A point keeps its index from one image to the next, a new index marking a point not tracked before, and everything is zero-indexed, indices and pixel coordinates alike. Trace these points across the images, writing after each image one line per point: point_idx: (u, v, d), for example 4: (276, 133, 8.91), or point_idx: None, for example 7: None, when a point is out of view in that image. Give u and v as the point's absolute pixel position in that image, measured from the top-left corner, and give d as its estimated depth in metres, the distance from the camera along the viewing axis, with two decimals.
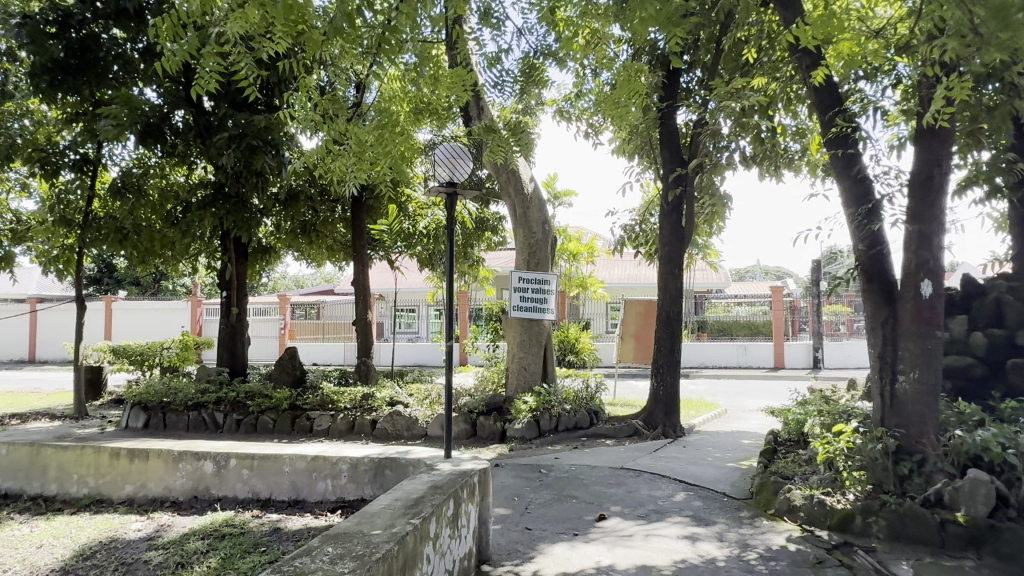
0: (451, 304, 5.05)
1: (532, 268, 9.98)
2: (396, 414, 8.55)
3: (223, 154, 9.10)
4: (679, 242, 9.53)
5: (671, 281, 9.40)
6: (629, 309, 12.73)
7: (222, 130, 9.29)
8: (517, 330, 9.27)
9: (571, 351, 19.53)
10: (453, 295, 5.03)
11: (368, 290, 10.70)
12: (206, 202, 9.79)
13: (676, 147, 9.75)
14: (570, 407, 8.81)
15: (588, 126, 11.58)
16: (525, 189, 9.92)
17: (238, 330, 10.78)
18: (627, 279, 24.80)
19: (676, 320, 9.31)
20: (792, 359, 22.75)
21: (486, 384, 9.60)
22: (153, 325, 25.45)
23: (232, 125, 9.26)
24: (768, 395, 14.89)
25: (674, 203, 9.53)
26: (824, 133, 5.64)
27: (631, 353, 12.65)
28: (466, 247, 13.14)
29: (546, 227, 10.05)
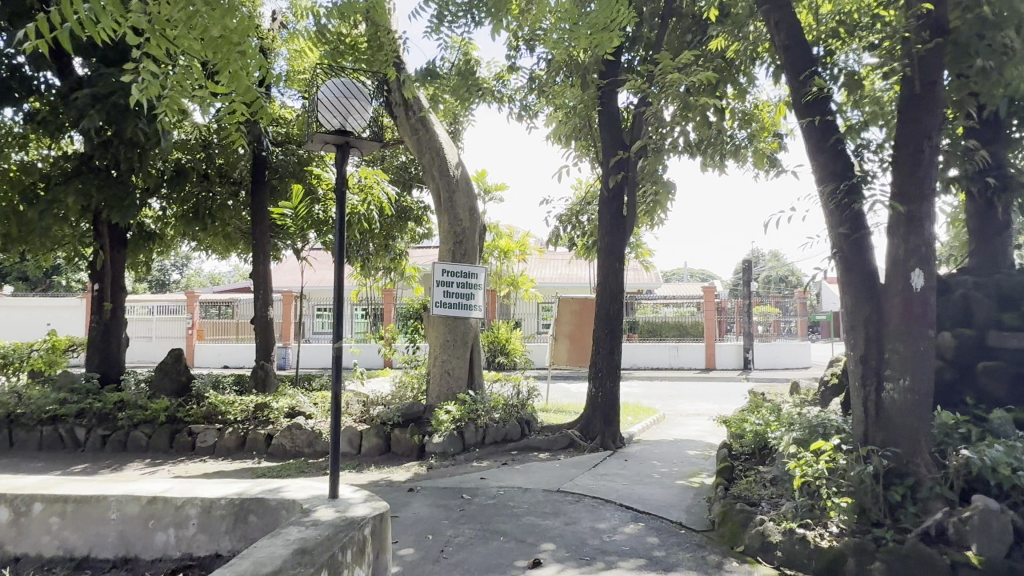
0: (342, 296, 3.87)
1: (456, 259, 8.85)
2: (295, 427, 7.28)
3: (84, 115, 7.65)
4: (619, 234, 8.66)
5: (610, 276, 8.51)
6: (563, 307, 11.88)
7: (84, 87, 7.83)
8: (439, 329, 8.17)
9: (501, 353, 18.70)
10: (344, 296, 3.86)
11: (269, 284, 9.37)
12: (70, 176, 8.27)
13: (617, 130, 8.92)
14: (498, 417, 7.74)
15: (522, 108, 10.60)
16: (450, 171, 8.83)
17: (113, 329, 9.25)
18: (559, 278, 24.04)
19: (616, 319, 8.43)
20: (722, 360, 22.58)
21: (405, 391, 8.46)
22: (41, 323, 22.88)
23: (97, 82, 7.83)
24: (703, 398, 14.38)
25: (615, 190, 8.66)
26: (794, 98, 4.86)
27: (565, 354, 11.80)
28: (387, 239, 11.96)
29: (474, 214, 8.98)
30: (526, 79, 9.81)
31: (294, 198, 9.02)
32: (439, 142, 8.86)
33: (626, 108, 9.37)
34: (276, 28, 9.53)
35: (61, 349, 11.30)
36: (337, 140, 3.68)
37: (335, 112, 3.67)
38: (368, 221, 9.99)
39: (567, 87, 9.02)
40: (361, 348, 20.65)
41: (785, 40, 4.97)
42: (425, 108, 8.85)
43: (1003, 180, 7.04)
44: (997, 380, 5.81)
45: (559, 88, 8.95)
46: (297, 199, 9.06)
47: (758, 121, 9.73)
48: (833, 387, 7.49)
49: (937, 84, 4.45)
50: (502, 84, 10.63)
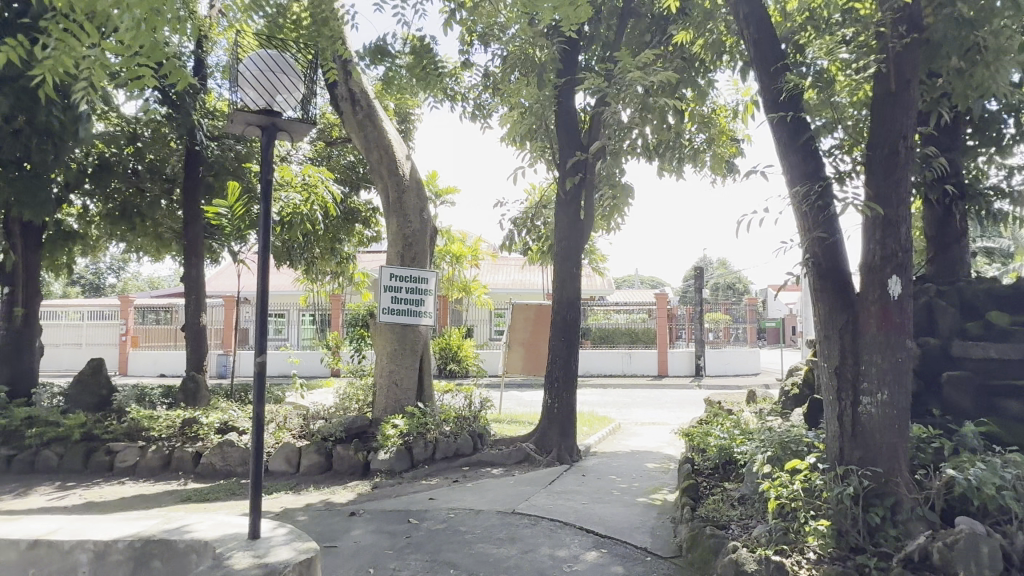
0: (266, 303, 3.40)
1: (406, 262, 8.34)
2: (226, 445, 6.65)
3: None
4: (576, 239, 8.32)
5: (567, 282, 8.16)
6: (516, 314, 11.51)
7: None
8: (387, 336, 7.67)
9: (453, 360, 18.36)
10: (269, 303, 3.40)
11: (202, 288, 8.71)
12: None
13: (574, 131, 8.62)
14: (449, 431, 7.27)
15: (475, 107, 10.21)
16: (400, 169, 8.36)
17: (25, 338, 8.43)
18: (512, 284, 23.70)
19: (573, 327, 8.08)
20: (674, 367, 22.60)
21: (349, 404, 7.91)
22: None
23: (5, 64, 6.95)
24: (658, 406, 14.22)
25: (572, 192, 8.32)
26: (764, 94, 4.62)
27: (519, 363, 11.42)
28: (333, 242, 11.38)
29: (425, 216, 8.51)
30: (481, 77, 9.43)
31: (229, 196, 8.29)
32: (389, 139, 8.38)
33: (583, 109, 9.08)
34: (214, 14, 8.91)
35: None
36: (262, 121, 3.31)
37: (256, 88, 3.28)
38: (312, 222, 9.38)
39: (524, 84, 8.66)
40: (299, 356, 20.60)
41: (755, 34, 4.73)
42: (374, 103, 8.35)
43: (960, 187, 6.99)
44: (962, 391, 5.66)
45: (514, 86, 8.59)
46: (234, 198, 8.30)
47: (717, 126, 9.58)
48: (794, 398, 7.31)
49: (913, 82, 4.25)
50: (456, 82, 10.23)
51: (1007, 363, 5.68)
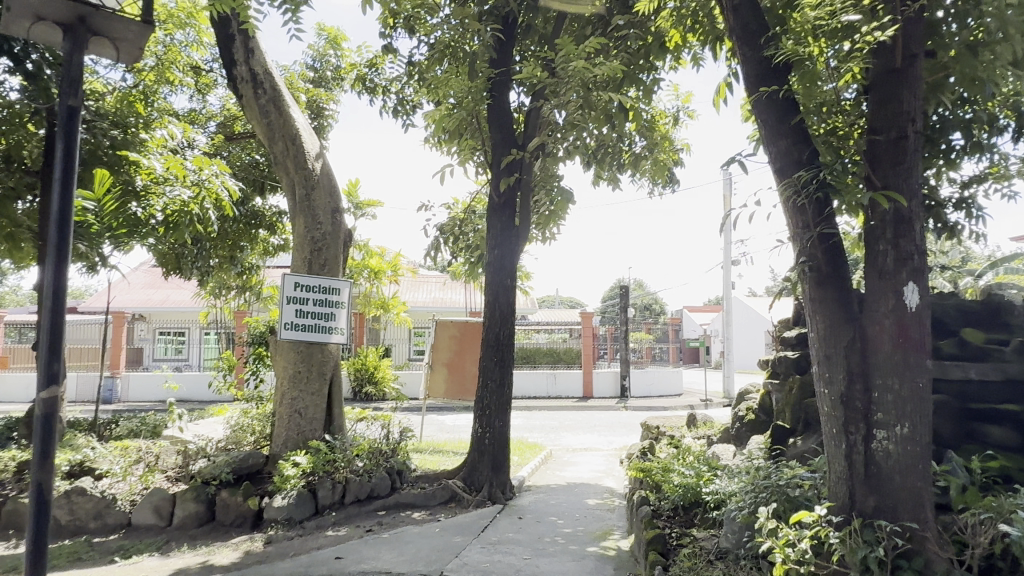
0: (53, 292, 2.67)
1: (314, 270, 7.10)
2: (74, 492, 5.35)
3: None
4: (509, 247, 7.42)
5: (500, 296, 7.24)
6: (440, 332, 10.49)
7: None
8: (288, 356, 6.48)
9: (369, 381, 17.61)
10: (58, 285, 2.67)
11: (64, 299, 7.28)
12: None
13: (509, 128, 7.78)
14: (361, 469, 6.13)
15: (397, 102, 9.24)
16: (309, 163, 7.19)
17: None
18: (434, 301, 22.59)
19: (507, 345, 7.14)
20: (599, 388, 22.01)
21: (241, 437, 6.63)
22: None
23: None
24: (588, 430, 13.51)
25: (506, 195, 7.43)
26: (749, 67, 3.94)
27: (443, 386, 10.40)
28: (233, 249, 10.03)
29: (339, 217, 7.29)
30: (404, 68, 8.45)
31: (96, 186, 6.87)
32: (297, 129, 7.26)
33: (517, 108, 8.27)
34: None
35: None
36: (67, 18, 2.93)
37: None
38: (203, 223, 7.99)
39: (453, 74, 7.74)
40: (180, 382, 18.43)
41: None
42: (280, 86, 7.22)
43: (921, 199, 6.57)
44: (943, 419, 5.10)
45: (442, 77, 7.67)
46: (103, 189, 6.90)
47: (658, 132, 8.97)
48: (750, 424, 6.66)
49: (919, 58, 3.62)
50: (376, 73, 9.21)
51: (986, 386, 5.16)
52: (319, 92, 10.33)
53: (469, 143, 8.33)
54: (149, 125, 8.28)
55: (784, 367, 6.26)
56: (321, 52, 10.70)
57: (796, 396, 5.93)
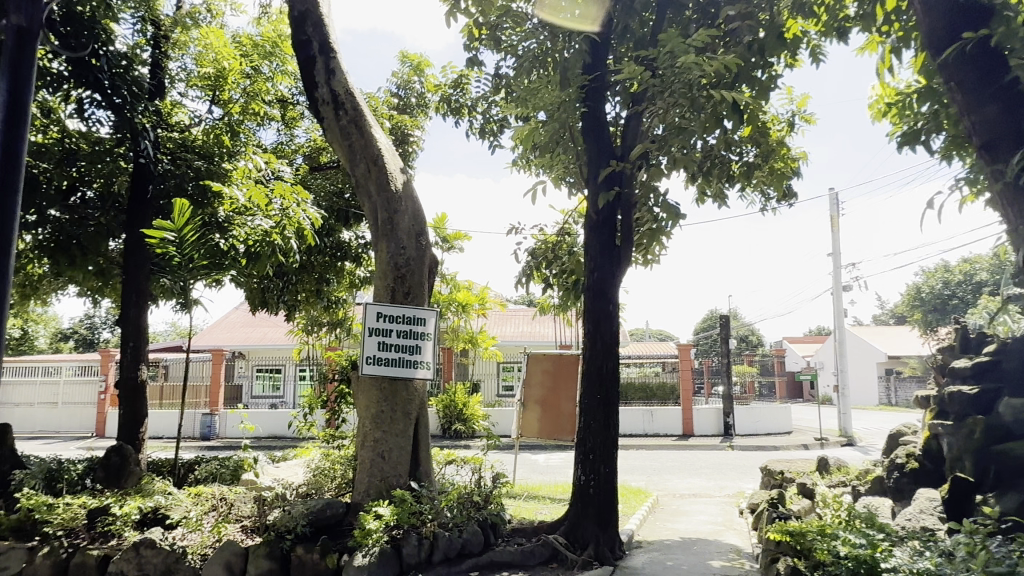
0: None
1: (397, 300, 6.52)
2: (143, 544, 4.88)
3: None
4: (611, 270, 6.62)
5: (602, 324, 6.42)
6: (532, 366, 9.77)
7: None
8: (370, 394, 5.89)
9: (458, 419, 17.09)
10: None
11: (146, 336, 7.06)
12: None
13: (605, 139, 7.05)
14: (450, 522, 5.39)
15: (483, 122, 8.76)
16: (392, 184, 6.70)
17: None
18: (522, 335, 21.95)
19: (611, 380, 6.29)
20: (700, 426, 20.49)
21: (322, 482, 6.08)
22: None
23: None
24: (695, 472, 12.27)
25: (606, 212, 6.68)
26: (933, 31, 3.98)
27: (536, 425, 9.62)
28: (318, 282, 9.73)
29: (423, 241, 6.72)
30: (490, 83, 7.93)
31: (177, 217, 6.53)
32: (379, 149, 6.79)
33: (613, 120, 7.56)
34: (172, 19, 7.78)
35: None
36: None
37: None
38: (285, 255, 7.66)
39: (545, 83, 7.11)
40: (253, 424, 18.79)
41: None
42: (362, 105, 6.83)
43: None
44: None
45: (532, 88, 7.07)
46: (183, 219, 6.55)
47: (772, 140, 8.00)
48: (912, 475, 5.48)
49: None
50: (461, 93, 8.77)
51: None
52: (403, 118, 9.99)
53: (562, 159, 7.65)
54: (233, 157, 8.05)
55: (958, 405, 5.09)
56: (406, 79, 10.41)
57: (978, 441, 4.77)
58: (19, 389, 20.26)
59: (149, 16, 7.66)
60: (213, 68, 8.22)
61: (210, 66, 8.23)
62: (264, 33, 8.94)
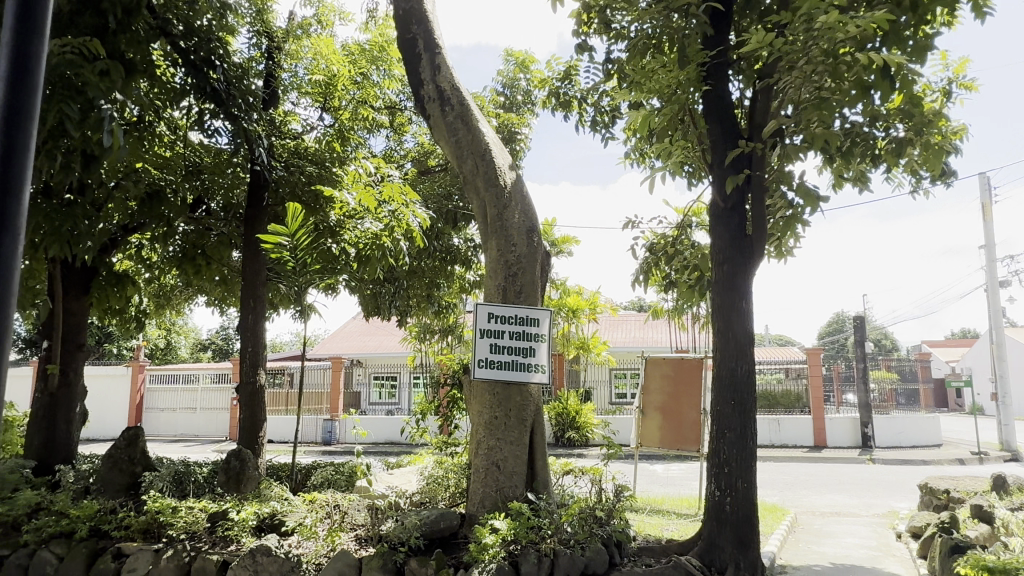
0: None
1: (508, 299, 6.17)
2: (259, 552, 4.78)
3: None
4: (742, 261, 5.95)
5: (734, 323, 5.76)
6: (650, 371, 9.17)
7: None
8: (483, 400, 5.58)
9: (571, 427, 16.65)
10: None
11: (264, 341, 7.14)
12: None
13: (730, 120, 6.40)
14: (572, 539, 4.96)
15: (594, 115, 8.33)
16: (500, 179, 6.38)
17: (63, 401, 7.19)
18: (634, 341, 21.21)
19: (746, 386, 5.64)
20: (834, 437, 18.85)
21: (436, 491, 5.83)
22: (94, 397, 21.72)
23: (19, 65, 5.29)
24: (836, 488, 11.12)
25: (734, 198, 6.03)
26: None
27: (657, 434, 8.99)
28: (429, 287, 9.67)
29: (535, 237, 6.34)
30: (600, 71, 7.48)
31: (290, 222, 6.54)
32: (486, 144, 6.50)
33: (738, 101, 6.89)
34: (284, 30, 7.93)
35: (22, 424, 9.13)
36: None
37: None
38: (395, 258, 7.55)
39: (661, 65, 6.58)
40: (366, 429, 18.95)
41: None
42: (468, 100, 6.57)
43: None
44: None
45: (648, 70, 6.56)
46: (296, 223, 6.53)
47: (927, 110, 7.00)
48: None
49: None
50: (569, 85, 8.37)
51: None
52: (510, 116, 9.71)
53: (681, 146, 7.07)
54: (344, 163, 8.08)
55: None
56: (511, 77, 10.16)
57: None
58: (163, 395, 21.87)
59: (263, 29, 7.85)
60: (323, 76, 8.34)
61: (320, 74, 8.33)
62: (372, 39, 8.86)
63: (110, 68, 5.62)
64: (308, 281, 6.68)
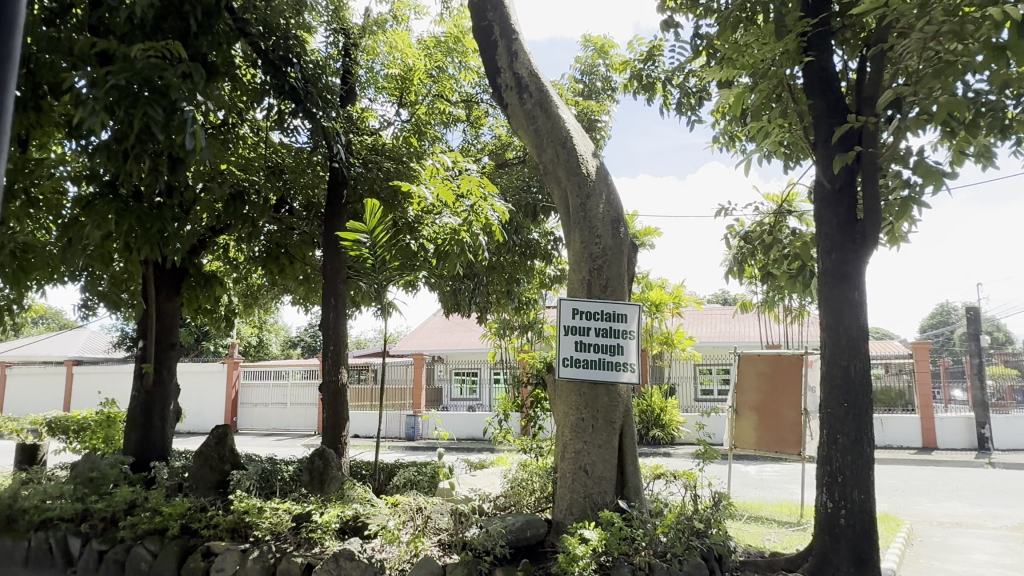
0: None
1: (594, 294, 5.84)
2: (342, 556, 4.67)
3: (89, 115, 5.05)
4: (853, 248, 5.38)
5: (845, 316, 5.22)
6: (745, 368, 8.64)
7: (96, 75, 5.34)
8: (569, 401, 5.28)
9: (656, 425, 16.13)
10: None
11: (345, 339, 7.10)
12: (85, 201, 6.17)
13: (835, 93, 5.81)
14: (668, 551, 4.60)
15: (680, 97, 7.86)
16: (582, 167, 6.05)
17: (157, 399, 7.41)
18: (721, 335, 20.37)
19: (861, 386, 5.09)
20: (945, 438, 17.41)
21: (521, 495, 5.59)
22: (194, 392, 22.92)
23: (107, 71, 5.38)
24: (954, 495, 10.17)
25: (842, 179, 5.46)
26: None
27: (753, 435, 8.47)
28: (509, 282, 9.47)
29: (621, 228, 5.98)
30: (687, 50, 7.02)
31: (369, 218, 6.45)
32: (567, 130, 6.18)
33: (842, 73, 6.26)
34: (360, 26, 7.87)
35: (124, 421, 9.54)
36: None
37: None
38: (475, 254, 7.36)
39: (756, 38, 6.07)
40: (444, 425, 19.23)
41: None
42: (547, 85, 6.27)
43: None
44: None
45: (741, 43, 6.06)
46: (375, 219, 6.43)
47: None
48: None
49: None
50: (653, 67, 7.94)
51: None
52: (590, 103, 9.37)
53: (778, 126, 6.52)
54: (422, 158, 7.95)
55: None
56: (590, 63, 9.79)
57: None
58: (257, 391, 22.79)
59: (339, 27, 7.82)
60: (400, 70, 8.25)
61: (397, 68, 8.24)
62: (447, 31, 8.70)
63: (192, 72, 5.66)
64: (388, 279, 6.57)
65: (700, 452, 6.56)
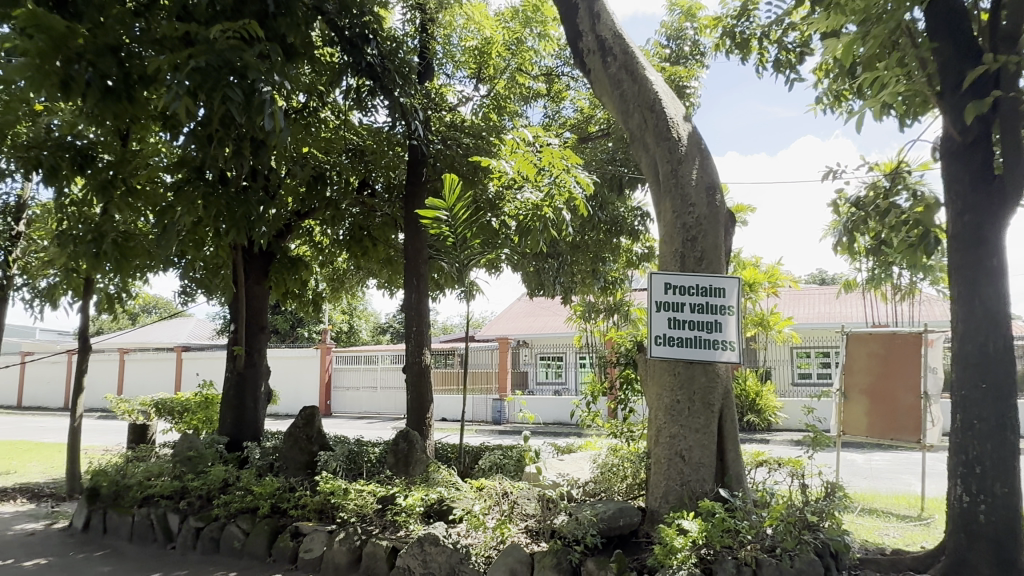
0: None
1: (688, 268, 5.42)
2: (427, 541, 4.53)
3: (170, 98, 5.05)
4: (991, 208, 4.70)
5: (982, 285, 4.58)
6: (854, 346, 7.88)
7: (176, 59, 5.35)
8: (662, 381, 4.91)
9: (751, 409, 15.36)
10: None
11: (428, 319, 6.98)
12: (174, 187, 6.28)
13: (967, 33, 5.09)
14: (777, 545, 4.19)
15: (778, 55, 7.21)
16: (673, 131, 5.60)
17: (249, 381, 7.56)
18: (821, 316, 19.18)
19: (1003, 364, 4.45)
20: None
21: (612, 481, 5.29)
22: (290, 376, 23.85)
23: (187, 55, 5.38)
24: None
25: (977, 129, 4.77)
26: None
27: (864, 420, 7.73)
28: (594, 261, 9.10)
29: (716, 196, 5.51)
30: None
31: (448, 194, 6.25)
32: (655, 93, 5.74)
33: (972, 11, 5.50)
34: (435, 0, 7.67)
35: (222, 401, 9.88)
36: None
37: None
38: (558, 230, 7.05)
39: None
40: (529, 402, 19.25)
41: None
42: (632, 46, 5.85)
43: None
44: None
45: None
46: (454, 195, 6.23)
47: None
48: None
49: None
50: (747, 23, 7.32)
51: None
52: (677, 69, 8.80)
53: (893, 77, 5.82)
54: (502, 133, 7.69)
55: None
56: (677, 27, 9.21)
57: None
58: (348, 374, 23.44)
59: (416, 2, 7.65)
60: (477, 43, 8.00)
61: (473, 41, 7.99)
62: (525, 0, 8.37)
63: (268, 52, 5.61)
64: (469, 257, 6.39)
65: (810, 438, 5.76)
